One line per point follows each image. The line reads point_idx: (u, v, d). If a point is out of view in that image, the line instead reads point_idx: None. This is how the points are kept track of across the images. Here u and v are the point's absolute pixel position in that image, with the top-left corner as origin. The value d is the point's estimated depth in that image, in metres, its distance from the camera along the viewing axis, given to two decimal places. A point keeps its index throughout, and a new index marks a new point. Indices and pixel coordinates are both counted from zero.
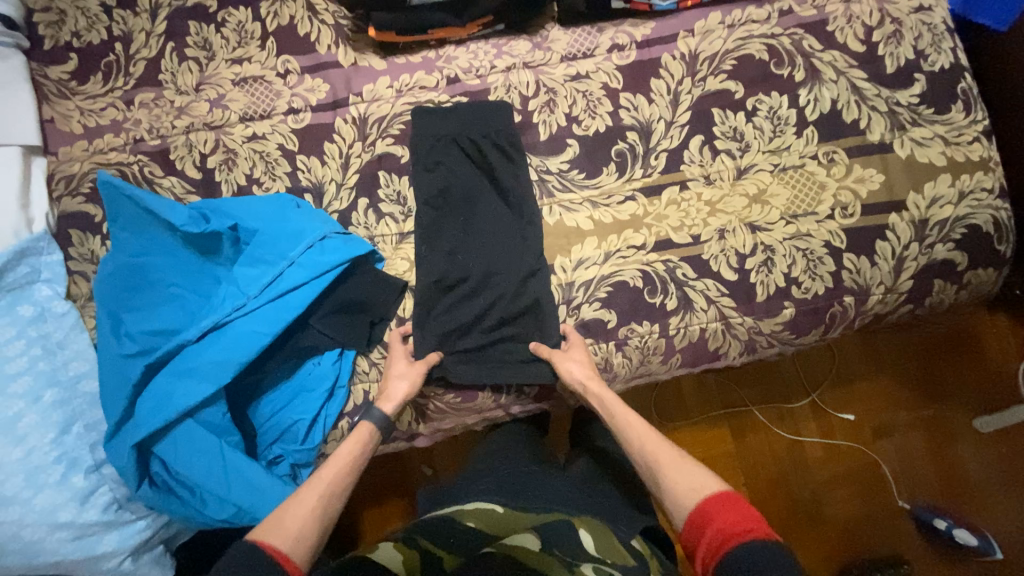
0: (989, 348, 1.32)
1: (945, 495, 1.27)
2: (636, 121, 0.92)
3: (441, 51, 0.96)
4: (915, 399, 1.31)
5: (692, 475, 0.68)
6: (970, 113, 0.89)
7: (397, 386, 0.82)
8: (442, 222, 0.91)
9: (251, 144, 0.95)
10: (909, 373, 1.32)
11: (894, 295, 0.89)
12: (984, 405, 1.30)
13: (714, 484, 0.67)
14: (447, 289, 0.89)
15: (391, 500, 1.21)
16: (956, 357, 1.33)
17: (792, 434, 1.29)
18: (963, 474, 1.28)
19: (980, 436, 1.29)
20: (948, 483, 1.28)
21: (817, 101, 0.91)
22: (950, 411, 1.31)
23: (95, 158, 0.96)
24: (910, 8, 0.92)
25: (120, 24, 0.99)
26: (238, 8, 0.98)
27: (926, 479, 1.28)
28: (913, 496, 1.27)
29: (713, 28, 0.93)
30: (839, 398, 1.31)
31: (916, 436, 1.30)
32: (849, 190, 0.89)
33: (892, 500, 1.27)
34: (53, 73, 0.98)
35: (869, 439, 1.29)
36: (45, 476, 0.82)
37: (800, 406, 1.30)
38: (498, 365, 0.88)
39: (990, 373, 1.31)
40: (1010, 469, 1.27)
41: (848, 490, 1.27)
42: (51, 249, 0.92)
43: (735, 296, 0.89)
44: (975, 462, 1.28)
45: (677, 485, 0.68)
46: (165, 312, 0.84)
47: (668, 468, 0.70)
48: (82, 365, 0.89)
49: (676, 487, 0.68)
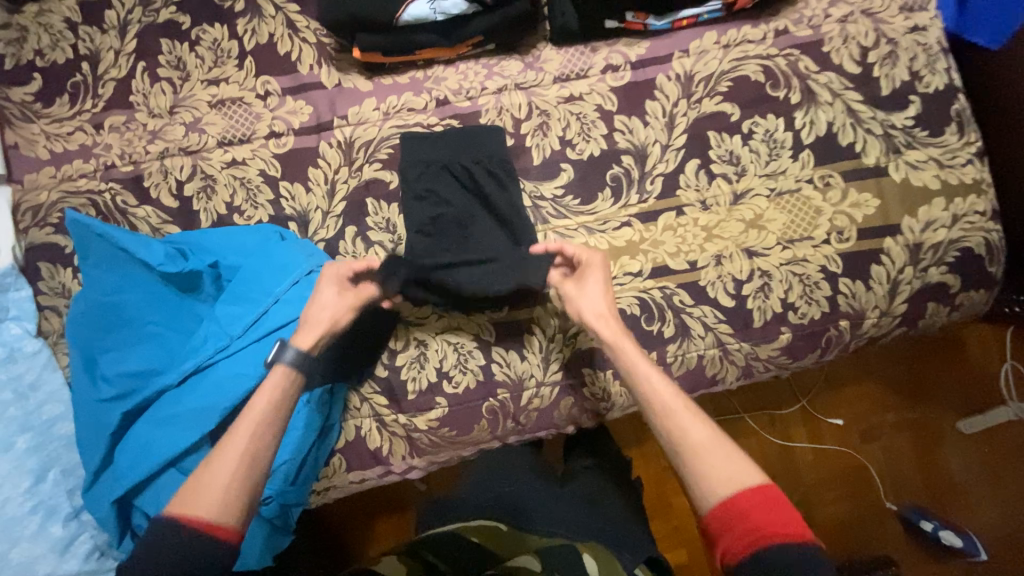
0: (974, 352, 1.33)
1: (928, 495, 1.29)
2: (631, 144, 0.91)
3: (430, 71, 0.93)
4: (902, 402, 1.32)
5: (726, 463, 0.61)
6: (964, 135, 0.89)
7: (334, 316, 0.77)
8: (434, 250, 0.86)
9: (230, 170, 0.91)
10: (895, 378, 1.33)
11: (889, 318, 0.89)
12: (969, 408, 1.32)
13: (753, 474, 0.60)
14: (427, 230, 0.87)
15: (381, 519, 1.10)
16: (942, 359, 1.34)
17: (783, 440, 1.30)
18: (946, 475, 1.30)
19: (963, 437, 1.31)
20: (932, 483, 1.30)
21: (813, 123, 0.90)
22: (935, 413, 1.32)
23: (63, 186, 0.91)
24: (905, 28, 0.91)
25: (86, 41, 0.93)
26: (213, 25, 0.93)
27: (911, 479, 1.30)
28: (899, 497, 1.29)
29: (708, 48, 0.91)
30: (828, 404, 1.32)
31: (901, 437, 1.31)
32: (845, 215, 0.88)
33: (878, 500, 1.28)
34: (15, 95, 0.92)
35: (856, 444, 1.31)
36: (20, 528, 0.78)
37: (790, 412, 1.31)
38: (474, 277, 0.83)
39: (976, 377, 1.32)
40: (993, 470, 1.29)
41: (837, 492, 1.29)
42: (18, 284, 0.88)
43: (733, 324, 0.88)
44: (958, 463, 1.30)
45: (712, 475, 0.60)
46: (143, 352, 0.79)
47: (700, 451, 0.62)
48: (56, 407, 0.85)
49: (710, 476, 0.60)
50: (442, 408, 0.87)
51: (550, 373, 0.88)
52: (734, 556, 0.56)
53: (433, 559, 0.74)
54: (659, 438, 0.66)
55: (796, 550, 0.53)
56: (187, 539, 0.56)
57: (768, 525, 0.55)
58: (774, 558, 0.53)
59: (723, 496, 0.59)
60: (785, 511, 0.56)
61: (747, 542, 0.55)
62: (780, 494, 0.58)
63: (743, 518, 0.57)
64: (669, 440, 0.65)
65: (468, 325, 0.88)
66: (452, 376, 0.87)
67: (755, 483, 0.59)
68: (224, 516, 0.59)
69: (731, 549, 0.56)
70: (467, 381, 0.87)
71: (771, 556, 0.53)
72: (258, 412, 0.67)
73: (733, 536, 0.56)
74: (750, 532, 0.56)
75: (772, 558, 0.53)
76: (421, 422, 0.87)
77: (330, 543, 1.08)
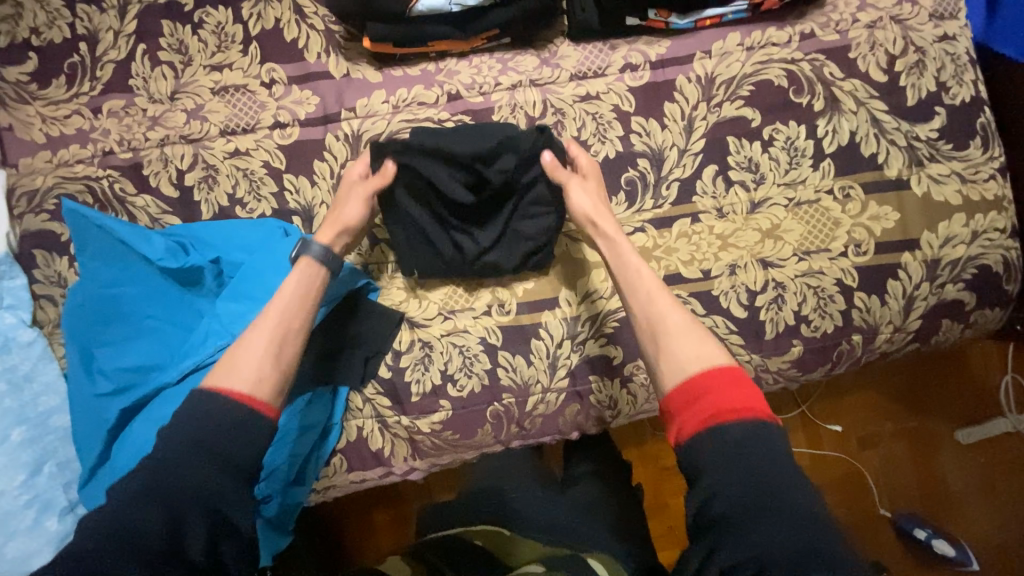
0: (979, 364, 1.23)
1: (923, 504, 1.20)
2: (648, 147, 0.88)
3: (442, 64, 0.90)
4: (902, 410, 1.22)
5: (695, 344, 0.63)
6: (987, 149, 0.87)
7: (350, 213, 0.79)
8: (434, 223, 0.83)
9: (233, 161, 0.88)
10: (895, 386, 1.23)
11: (902, 334, 0.87)
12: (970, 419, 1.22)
13: (723, 358, 0.62)
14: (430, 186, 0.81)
15: (377, 517, 1.09)
16: (941, 370, 1.23)
17: None
18: (943, 486, 1.21)
19: (958, 448, 1.22)
20: (929, 493, 1.21)
21: (836, 132, 0.87)
22: (935, 423, 1.23)
23: (59, 171, 0.88)
24: (934, 36, 0.88)
25: (84, 20, 0.89)
26: (217, 8, 0.90)
27: (906, 487, 1.21)
28: (893, 503, 1.20)
29: (731, 50, 0.89)
30: (829, 409, 1.22)
31: (899, 446, 1.22)
32: (864, 228, 0.86)
33: (872, 506, 1.20)
34: (9, 74, 0.89)
35: (855, 452, 1.21)
36: (16, 521, 0.77)
37: (788, 416, 1.21)
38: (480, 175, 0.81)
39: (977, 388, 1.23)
40: (988, 481, 1.20)
41: (835, 499, 1.21)
42: (14, 273, 0.84)
43: (745, 335, 0.86)
44: (955, 474, 1.21)
45: (682, 356, 0.63)
46: (142, 348, 0.77)
47: (671, 334, 0.65)
48: (53, 399, 0.82)
49: (679, 355, 0.63)
50: (446, 411, 0.85)
51: (556, 380, 0.86)
52: (690, 428, 0.58)
53: (435, 557, 0.71)
54: (638, 327, 0.69)
55: (752, 422, 0.55)
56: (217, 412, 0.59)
57: (729, 400, 0.57)
58: (729, 430, 0.55)
59: (689, 373, 0.61)
60: (748, 389, 0.58)
61: (704, 416, 0.57)
62: (745, 376, 0.60)
63: (705, 393, 0.58)
64: (648, 326, 0.68)
65: (474, 328, 0.86)
66: (457, 379, 0.85)
67: (722, 364, 0.61)
68: (257, 390, 0.62)
69: (689, 423, 0.58)
70: (472, 384, 0.85)
71: (729, 428, 0.55)
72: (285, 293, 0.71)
73: (692, 411, 0.58)
74: (709, 406, 0.57)
75: (727, 430, 0.55)
76: (424, 424, 0.85)
77: (325, 535, 1.08)
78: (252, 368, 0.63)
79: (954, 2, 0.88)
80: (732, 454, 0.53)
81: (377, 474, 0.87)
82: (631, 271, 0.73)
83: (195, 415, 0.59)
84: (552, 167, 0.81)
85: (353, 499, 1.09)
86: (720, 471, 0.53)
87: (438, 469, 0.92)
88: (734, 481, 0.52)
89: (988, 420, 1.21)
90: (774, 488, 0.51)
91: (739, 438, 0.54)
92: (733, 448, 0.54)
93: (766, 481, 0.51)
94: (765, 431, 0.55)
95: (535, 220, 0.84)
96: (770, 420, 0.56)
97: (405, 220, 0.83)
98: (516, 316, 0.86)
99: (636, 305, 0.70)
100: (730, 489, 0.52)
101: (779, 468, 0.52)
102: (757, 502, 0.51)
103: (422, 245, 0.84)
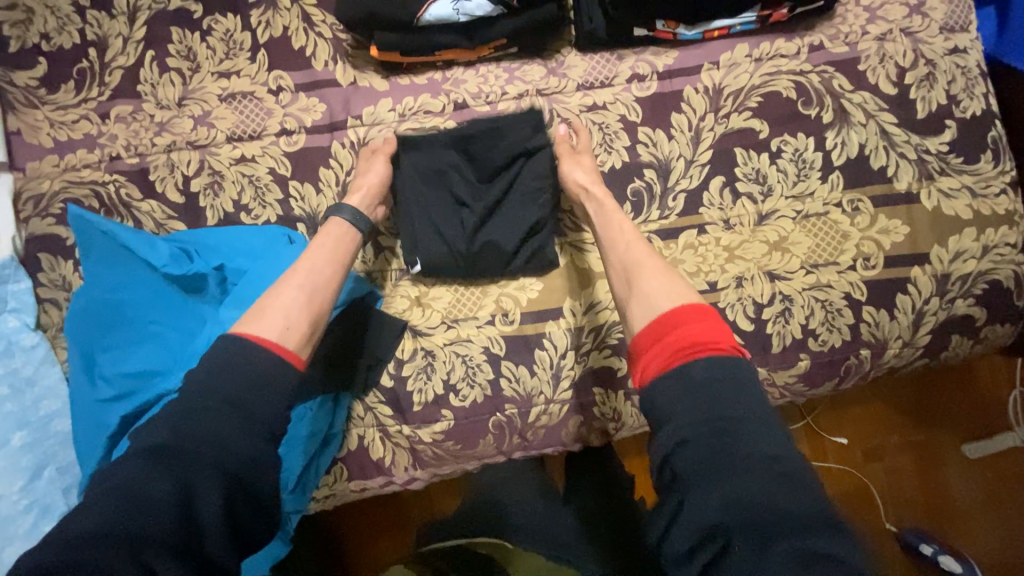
0: (984, 373, 1.16)
1: (931, 519, 1.13)
2: (654, 158, 0.87)
3: (449, 73, 0.90)
4: (907, 421, 1.15)
5: (666, 286, 0.64)
6: (998, 163, 0.86)
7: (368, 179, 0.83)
8: (439, 215, 0.84)
9: (239, 167, 0.88)
10: (899, 396, 1.16)
11: (911, 349, 0.85)
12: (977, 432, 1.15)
13: (692, 297, 0.62)
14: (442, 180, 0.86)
15: (376, 520, 1.08)
16: (944, 381, 1.17)
17: None
18: (951, 502, 1.13)
19: (966, 463, 1.14)
20: (937, 509, 1.13)
21: (844, 144, 0.87)
22: (941, 435, 1.15)
23: (66, 175, 0.88)
24: (945, 49, 0.87)
25: (94, 26, 0.90)
26: (225, 15, 0.90)
27: (914, 502, 1.13)
28: (899, 516, 1.13)
29: (739, 61, 0.88)
30: (834, 420, 1.15)
31: (906, 460, 1.14)
32: (873, 241, 0.85)
33: (877, 520, 1.13)
34: (19, 79, 0.89)
35: (860, 464, 1.14)
36: (14, 526, 0.76)
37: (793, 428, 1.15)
38: (487, 155, 0.86)
39: (984, 399, 1.16)
40: (995, 498, 1.13)
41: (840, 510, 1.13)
42: (18, 276, 0.85)
43: (751, 348, 0.84)
44: (964, 490, 1.13)
45: (652, 296, 0.63)
46: (143, 353, 0.77)
47: (645, 279, 0.66)
48: (54, 403, 0.82)
49: (651, 296, 0.64)
50: (448, 420, 0.84)
51: (560, 392, 0.85)
52: (655, 364, 0.58)
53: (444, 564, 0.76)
54: (613, 275, 0.71)
55: (714, 355, 0.56)
56: (241, 357, 0.59)
57: (693, 334, 0.58)
58: (691, 366, 0.56)
59: (657, 312, 0.62)
60: (713, 324, 0.59)
61: (669, 352, 0.58)
62: (711, 312, 0.60)
63: (672, 329, 0.59)
64: (624, 274, 0.69)
65: (478, 337, 0.85)
66: (459, 389, 0.84)
67: (689, 301, 0.61)
68: (284, 338, 0.62)
69: (654, 359, 0.58)
70: (475, 395, 0.84)
71: (693, 364, 0.56)
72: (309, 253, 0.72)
73: (657, 346, 0.59)
74: (675, 342, 0.58)
75: (691, 365, 0.56)
76: (426, 434, 0.84)
77: (325, 538, 1.07)
78: (279, 318, 0.63)
79: (965, 15, 0.88)
80: (695, 390, 0.54)
81: (378, 484, 0.86)
82: (611, 226, 0.75)
83: (216, 359, 0.59)
84: (563, 138, 0.87)
85: (354, 509, 1.08)
86: (682, 409, 0.53)
87: (438, 479, 0.91)
88: (697, 426, 0.52)
89: (995, 435, 1.14)
90: (738, 436, 0.51)
91: (706, 375, 0.55)
92: (696, 383, 0.54)
93: (729, 421, 0.52)
94: (728, 364, 0.56)
95: (539, 207, 0.85)
96: (736, 354, 0.57)
97: (410, 204, 0.85)
98: (520, 326, 0.86)
99: (613, 256, 0.72)
100: (694, 436, 0.52)
101: (744, 410, 0.53)
102: (721, 452, 0.50)
103: (425, 218, 0.85)
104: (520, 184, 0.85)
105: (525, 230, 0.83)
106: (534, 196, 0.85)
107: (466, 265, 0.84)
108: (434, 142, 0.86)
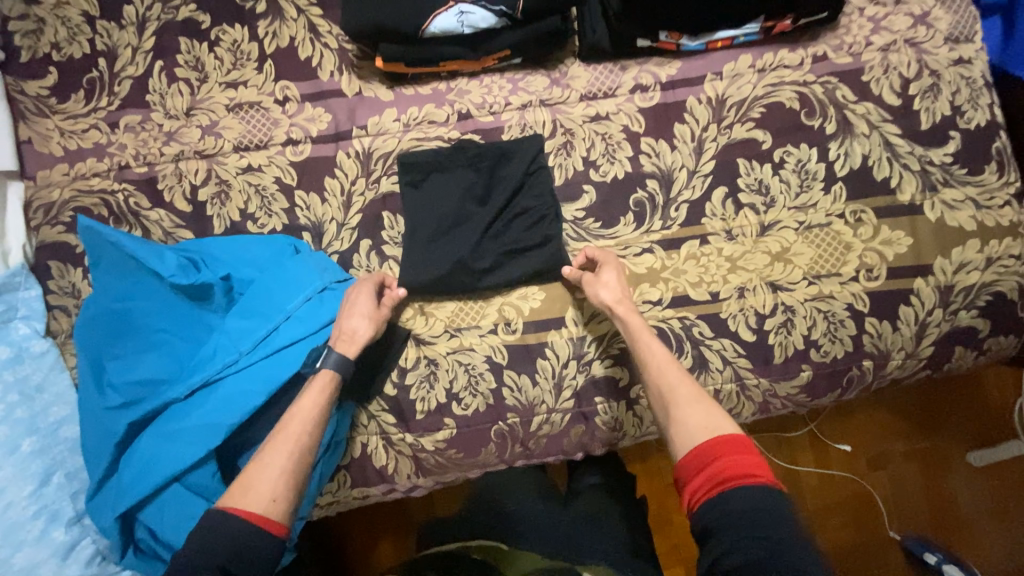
0: (987, 383, 1.16)
1: (934, 526, 1.12)
2: (657, 169, 0.88)
3: (453, 84, 0.91)
4: (910, 429, 1.15)
5: (704, 416, 0.64)
6: (1003, 174, 0.86)
7: (356, 325, 0.76)
8: (436, 237, 0.85)
9: (245, 176, 0.89)
10: (903, 403, 1.16)
11: (914, 360, 0.85)
12: (981, 440, 1.14)
13: (728, 426, 0.62)
14: (442, 200, 0.86)
15: (379, 518, 1.09)
16: (948, 391, 1.16)
17: (789, 463, 1.14)
18: (954, 508, 1.12)
19: (971, 470, 1.13)
20: (939, 515, 1.12)
21: (848, 155, 0.87)
22: (945, 443, 1.15)
23: (76, 184, 0.89)
24: (950, 60, 0.87)
25: (103, 37, 0.91)
26: (233, 26, 0.91)
27: (916, 508, 1.12)
28: (903, 525, 1.12)
29: (742, 72, 0.89)
30: (838, 427, 1.15)
31: (910, 467, 1.14)
32: (876, 253, 0.85)
33: (880, 527, 1.11)
34: (30, 88, 0.91)
35: (863, 471, 1.13)
36: (23, 533, 0.75)
37: (798, 434, 1.14)
38: (488, 180, 0.87)
39: (988, 409, 1.15)
40: (999, 504, 1.12)
41: (843, 518, 1.12)
42: (29, 284, 0.86)
43: (753, 359, 0.84)
44: (966, 497, 1.13)
45: (689, 426, 0.63)
46: (151, 361, 0.78)
47: (684, 405, 0.65)
48: (63, 410, 0.83)
49: (688, 424, 0.63)
50: (450, 429, 0.85)
51: (562, 401, 0.85)
52: (700, 494, 0.58)
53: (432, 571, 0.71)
54: (651, 397, 0.70)
55: (761, 488, 0.55)
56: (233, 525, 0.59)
57: (737, 466, 0.57)
58: (734, 492, 0.55)
59: (697, 442, 0.61)
60: (752, 457, 0.58)
61: (715, 483, 0.57)
62: (753, 447, 0.60)
63: (713, 461, 0.58)
64: (659, 395, 0.69)
65: (480, 346, 0.86)
66: (462, 397, 0.85)
67: (730, 432, 0.61)
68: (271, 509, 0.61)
69: (699, 489, 0.58)
70: (477, 403, 0.85)
71: (738, 493, 0.55)
72: (308, 412, 0.70)
73: (703, 476, 0.58)
74: (719, 472, 0.57)
75: (736, 495, 0.54)
76: (428, 442, 0.84)
77: (328, 537, 1.08)
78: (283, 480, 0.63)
79: (970, 26, 0.88)
80: (740, 513, 0.53)
81: (382, 491, 0.86)
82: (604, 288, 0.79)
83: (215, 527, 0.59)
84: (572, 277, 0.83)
85: (357, 508, 1.08)
86: (729, 526, 0.52)
87: (440, 486, 0.91)
88: (743, 538, 0.51)
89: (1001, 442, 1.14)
90: (785, 546, 0.49)
91: (747, 504, 0.53)
92: (741, 507, 0.53)
93: (773, 536, 0.50)
94: (773, 495, 0.54)
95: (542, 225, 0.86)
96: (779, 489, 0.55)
97: (410, 221, 0.86)
98: (522, 336, 0.86)
99: (649, 375, 0.71)
100: (740, 546, 0.50)
101: (782, 528, 0.51)
102: (766, 558, 0.48)
103: (421, 238, 0.85)
104: (518, 202, 0.87)
105: (518, 244, 0.85)
106: (532, 207, 0.86)
107: (463, 278, 0.84)
108: (436, 163, 0.87)
